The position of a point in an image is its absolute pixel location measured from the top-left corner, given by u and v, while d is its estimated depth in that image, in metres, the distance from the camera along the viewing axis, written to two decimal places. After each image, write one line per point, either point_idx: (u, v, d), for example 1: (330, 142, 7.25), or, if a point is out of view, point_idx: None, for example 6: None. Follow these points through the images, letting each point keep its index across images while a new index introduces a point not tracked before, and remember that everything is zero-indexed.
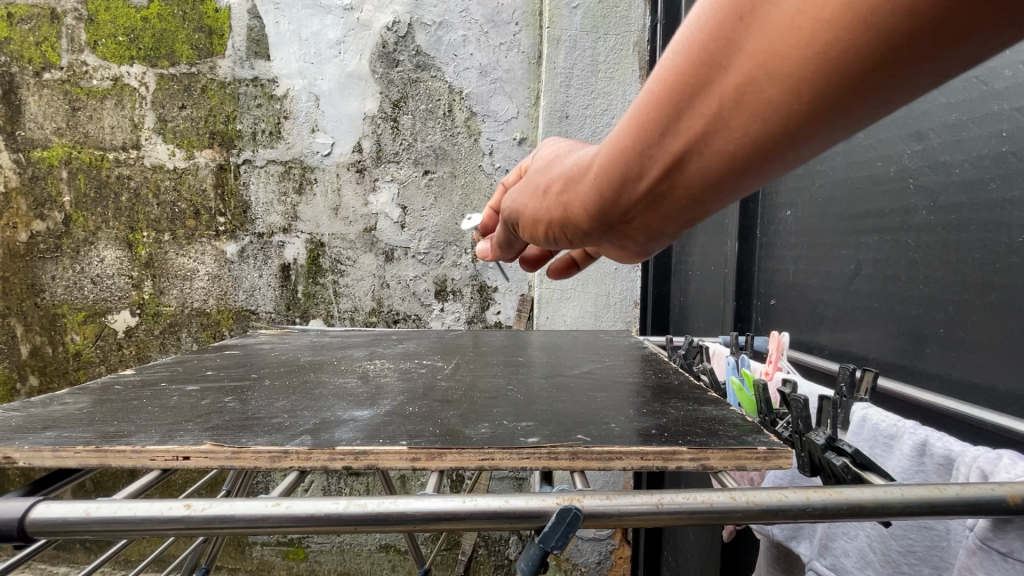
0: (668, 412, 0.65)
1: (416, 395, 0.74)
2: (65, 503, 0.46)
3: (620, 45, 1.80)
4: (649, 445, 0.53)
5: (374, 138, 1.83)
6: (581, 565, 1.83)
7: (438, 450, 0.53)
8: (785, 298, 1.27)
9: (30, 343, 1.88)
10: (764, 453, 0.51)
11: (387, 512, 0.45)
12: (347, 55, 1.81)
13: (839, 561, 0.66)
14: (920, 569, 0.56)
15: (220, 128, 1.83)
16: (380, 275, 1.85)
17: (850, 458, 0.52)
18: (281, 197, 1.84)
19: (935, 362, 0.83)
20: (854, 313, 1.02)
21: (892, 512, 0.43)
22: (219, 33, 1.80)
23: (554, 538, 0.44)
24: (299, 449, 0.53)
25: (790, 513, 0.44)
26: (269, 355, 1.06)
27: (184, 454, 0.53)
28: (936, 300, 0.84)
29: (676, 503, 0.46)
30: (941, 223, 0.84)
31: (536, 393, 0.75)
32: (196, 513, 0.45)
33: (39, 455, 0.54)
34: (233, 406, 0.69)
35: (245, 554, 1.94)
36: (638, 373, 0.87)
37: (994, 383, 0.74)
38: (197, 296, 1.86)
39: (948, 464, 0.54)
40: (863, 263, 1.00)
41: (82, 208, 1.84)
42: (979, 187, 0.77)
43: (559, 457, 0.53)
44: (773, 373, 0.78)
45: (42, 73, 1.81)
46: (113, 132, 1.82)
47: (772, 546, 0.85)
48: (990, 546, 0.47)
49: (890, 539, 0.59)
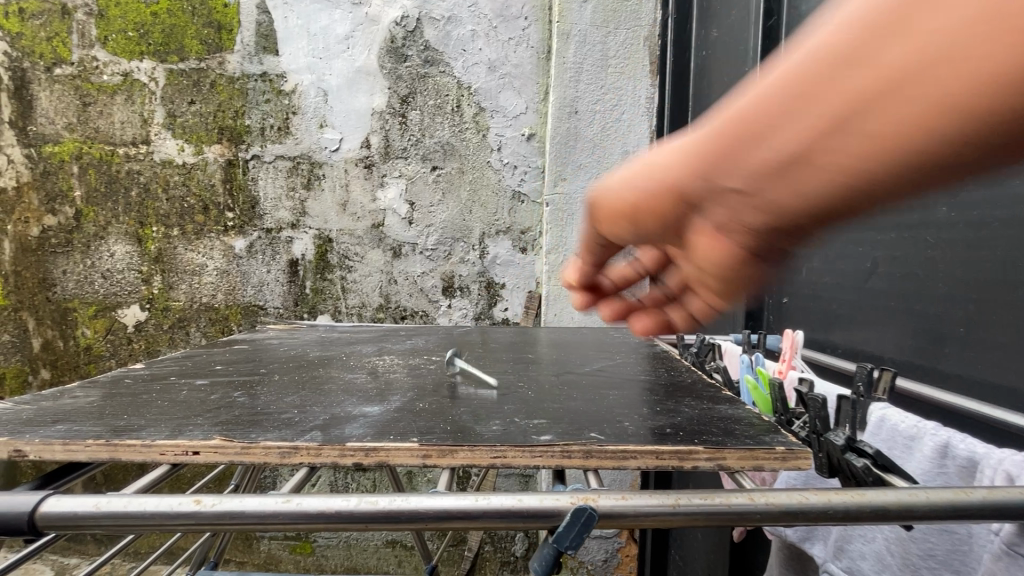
0: (682, 410, 0.64)
1: (426, 392, 0.73)
2: (76, 497, 0.46)
3: (631, 40, 1.78)
4: (664, 444, 0.52)
5: (382, 134, 1.82)
6: (588, 562, 1.82)
7: (449, 447, 0.52)
8: (798, 296, 1.25)
9: (42, 337, 1.89)
10: (783, 454, 0.50)
11: (398, 510, 0.45)
12: (355, 51, 1.80)
13: (855, 563, 0.64)
14: (940, 573, 0.55)
15: (230, 123, 1.83)
16: (387, 271, 1.84)
17: (871, 459, 0.51)
18: (290, 192, 1.84)
19: (954, 361, 0.82)
20: (869, 311, 1.01)
21: (916, 516, 0.42)
22: (228, 28, 1.80)
23: (568, 538, 0.44)
24: (310, 445, 0.53)
25: (811, 516, 0.43)
26: (278, 350, 1.06)
27: (194, 449, 0.53)
28: (955, 298, 0.82)
29: (693, 503, 0.44)
30: (962, 220, 0.82)
31: (548, 391, 0.74)
32: (206, 508, 0.45)
33: (49, 448, 0.54)
34: (242, 401, 0.68)
35: (253, 548, 1.95)
36: (649, 371, 0.86)
37: (1016, 384, 0.72)
38: (207, 291, 1.87)
39: (971, 467, 0.53)
40: (879, 261, 0.98)
41: (93, 203, 1.85)
42: (1002, 183, 0.76)
43: (573, 455, 0.52)
44: (788, 372, 0.77)
45: (54, 68, 1.82)
46: (123, 127, 1.83)
47: (785, 547, 0.84)
48: (1015, 552, 0.46)
49: (909, 543, 0.58)
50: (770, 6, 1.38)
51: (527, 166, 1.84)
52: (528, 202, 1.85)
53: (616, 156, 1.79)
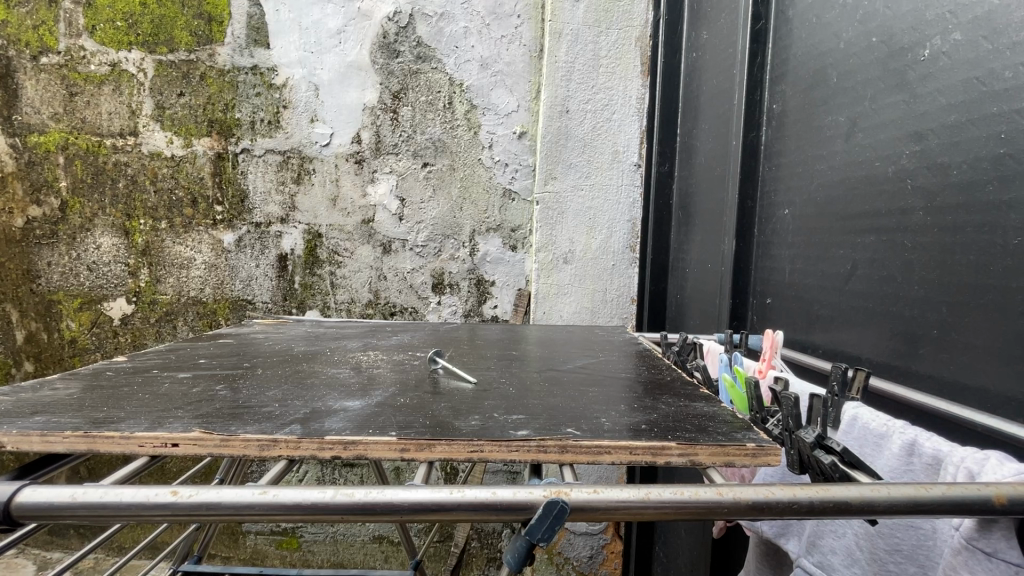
0: (659, 407, 0.65)
1: (409, 387, 0.74)
2: (52, 487, 0.46)
3: (623, 40, 1.79)
4: (638, 440, 0.53)
5: (373, 129, 1.82)
6: (573, 559, 1.84)
7: (428, 441, 0.53)
8: (781, 297, 1.27)
9: (25, 329, 1.87)
10: (753, 450, 0.51)
11: (375, 502, 0.45)
12: (347, 45, 1.80)
13: (827, 558, 0.66)
14: (906, 568, 0.56)
15: (219, 116, 1.82)
16: (377, 267, 1.84)
17: (839, 456, 0.53)
18: (279, 186, 1.83)
19: (927, 362, 0.84)
20: (848, 312, 1.02)
21: (878, 511, 0.44)
22: (218, 20, 1.79)
23: (540, 531, 0.44)
24: (289, 438, 0.53)
25: (777, 510, 0.45)
26: (264, 345, 1.06)
27: (173, 441, 0.53)
28: (929, 301, 0.84)
29: (663, 497, 0.46)
30: (937, 224, 0.83)
31: (530, 387, 0.75)
32: (184, 499, 0.45)
33: (27, 439, 0.54)
34: (224, 394, 0.69)
35: (239, 542, 1.95)
36: (631, 369, 0.87)
37: (985, 385, 0.74)
38: (194, 285, 1.85)
39: (936, 464, 0.54)
40: (859, 263, 1.00)
41: (79, 194, 1.83)
42: (976, 189, 0.77)
43: (549, 450, 0.53)
44: (767, 372, 0.77)
45: (40, 57, 1.80)
46: (111, 118, 1.81)
47: (761, 543, 0.85)
48: (974, 546, 0.47)
49: (878, 538, 0.59)
50: (758, 9, 1.39)
51: (518, 164, 1.84)
52: (519, 200, 1.85)
53: (607, 156, 1.80)
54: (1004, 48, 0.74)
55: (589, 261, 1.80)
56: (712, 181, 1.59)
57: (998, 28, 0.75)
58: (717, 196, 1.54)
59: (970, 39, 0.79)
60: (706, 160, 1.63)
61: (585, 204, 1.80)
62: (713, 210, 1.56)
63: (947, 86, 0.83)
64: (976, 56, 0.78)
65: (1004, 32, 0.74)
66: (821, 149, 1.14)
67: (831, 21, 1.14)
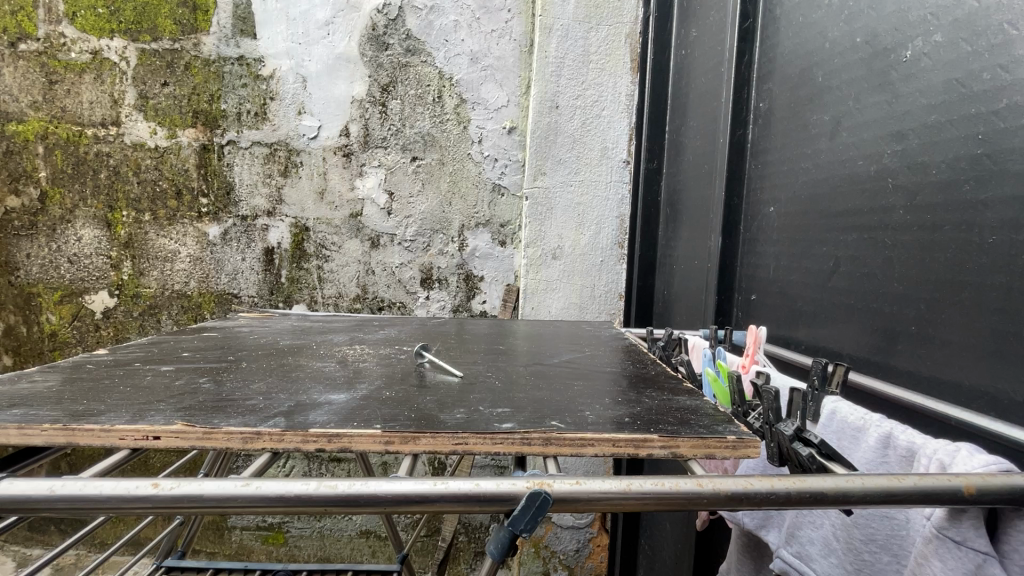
0: (643, 401, 0.66)
1: (394, 380, 0.74)
2: (27, 480, 0.45)
3: (613, 37, 1.78)
4: (621, 432, 0.54)
5: (362, 122, 1.80)
6: (560, 552, 1.85)
7: (412, 434, 0.53)
8: (765, 294, 1.28)
9: (4, 322, 1.84)
10: (733, 442, 0.52)
11: (359, 494, 0.46)
12: (335, 37, 1.78)
13: (804, 548, 0.67)
14: (880, 557, 0.58)
15: (205, 107, 1.79)
16: (365, 261, 1.83)
17: (816, 448, 0.54)
18: (266, 179, 1.81)
19: (905, 357, 0.85)
20: (831, 309, 1.04)
21: (852, 501, 0.45)
22: (203, 8, 1.76)
23: (523, 522, 0.45)
24: (272, 431, 0.53)
25: (755, 500, 0.45)
26: (249, 338, 1.05)
27: (155, 434, 0.53)
28: (907, 297, 0.86)
29: (644, 488, 0.46)
30: (916, 223, 0.85)
31: (515, 381, 0.75)
32: (164, 491, 0.45)
33: (5, 432, 0.53)
34: (207, 387, 0.68)
35: (224, 538, 1.94)
36: (616, 363, 0.88)
37: (960, 379, 0.76)
38: (178, 278, 1.83)
39: (910, 456, 0.55)
40: (841, 261, 1.02)
41: (59, 184, 1.79)
42: (954, 188, 0.79)
43: (533, 443, 0.53)
44: (749, 367, 0.79)
45: (18, 44, 1.76)
46: (92, 108, 1.77)
47: (742, 534, 0.87)
48: (944, 535, 0.48)
49: (854, 529, 0.61)
50: (746, 8, 1.40)
51: (508, 159, 1.84)
52: (507, 195, 1.85)
53: (595, 152, 1.81)
54: (983, 50, 0.76)
55: (578, 256, 1.81)
56: (700, 175, 1.59)
57: (978, 30, 0.77)
58: (705, 191, 1.55)
59: (951, 40, 0.81)
60: (694, 158, 1.64)
61: (574, 199, 1.80)
62: (700, 206, 1.57)
63: (928, 86, 0.84)
64: (956, 57, 0.80)
65: (984, 34, 0.76)
66: (806, 147, 1.16)
67: (817, 21, 1.15)
